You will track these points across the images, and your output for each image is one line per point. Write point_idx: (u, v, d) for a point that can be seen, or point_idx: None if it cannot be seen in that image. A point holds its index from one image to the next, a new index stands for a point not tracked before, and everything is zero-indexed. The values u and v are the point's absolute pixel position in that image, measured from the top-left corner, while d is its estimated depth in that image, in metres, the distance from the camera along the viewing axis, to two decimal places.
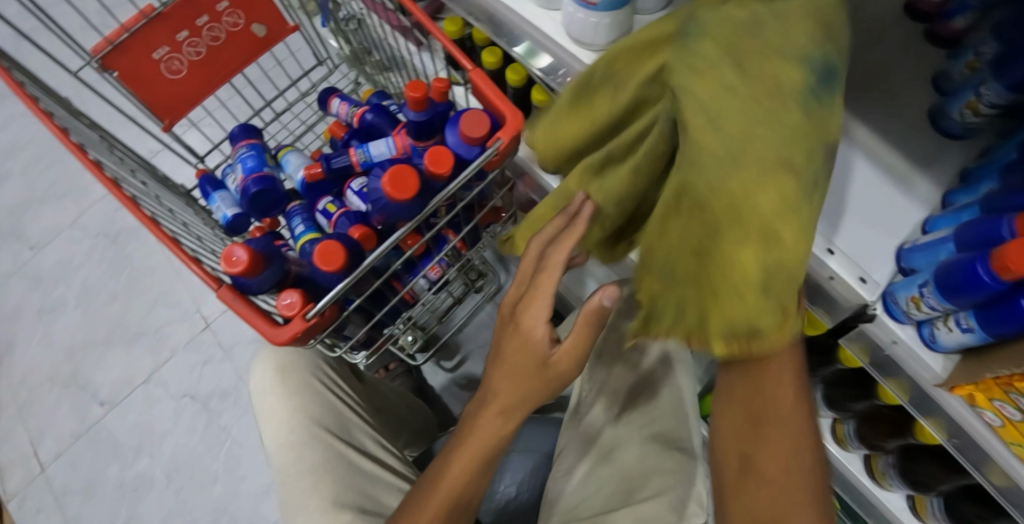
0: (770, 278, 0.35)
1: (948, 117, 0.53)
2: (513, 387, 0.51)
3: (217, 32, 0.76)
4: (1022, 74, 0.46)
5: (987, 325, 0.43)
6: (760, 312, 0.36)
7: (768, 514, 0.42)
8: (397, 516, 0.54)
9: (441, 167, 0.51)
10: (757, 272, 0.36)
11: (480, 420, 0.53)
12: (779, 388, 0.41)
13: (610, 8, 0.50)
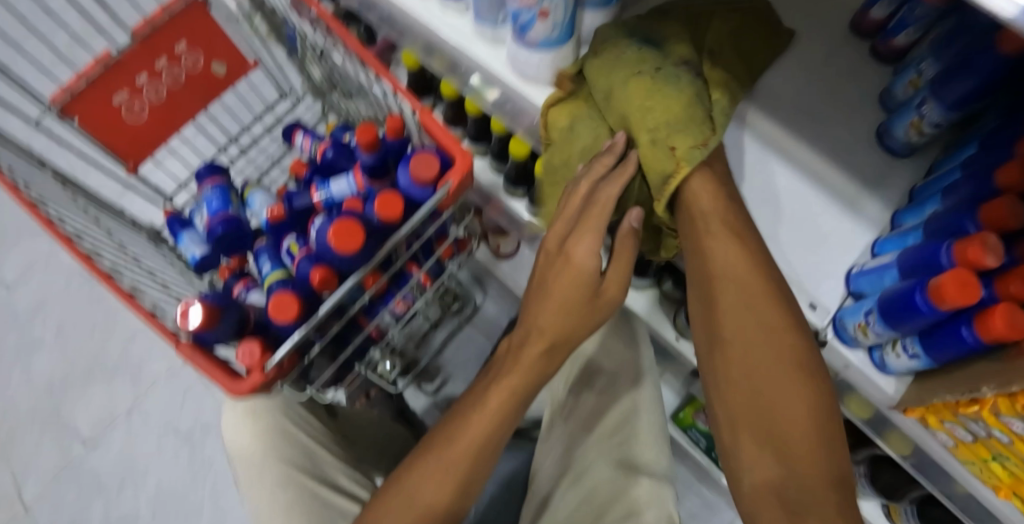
0: (673, 137, 0.46)
1: (892, 135, 0.54)
2: (559, 321, 0.54)
3: (177, 73, 0.77)
4: (961, 92, 0.47)
5: (931, 351, 0.43)
6: (671, 164, 0.46)
7: (775, 424, 0.42)
8: (430, 452, 0.55)
9: (391, 212, 0.52)
10: (661, 134, 0.46)
11: (525, 352, 0.55)
12: (745, 294, 0.46)
13: (552, 46, 0.51)
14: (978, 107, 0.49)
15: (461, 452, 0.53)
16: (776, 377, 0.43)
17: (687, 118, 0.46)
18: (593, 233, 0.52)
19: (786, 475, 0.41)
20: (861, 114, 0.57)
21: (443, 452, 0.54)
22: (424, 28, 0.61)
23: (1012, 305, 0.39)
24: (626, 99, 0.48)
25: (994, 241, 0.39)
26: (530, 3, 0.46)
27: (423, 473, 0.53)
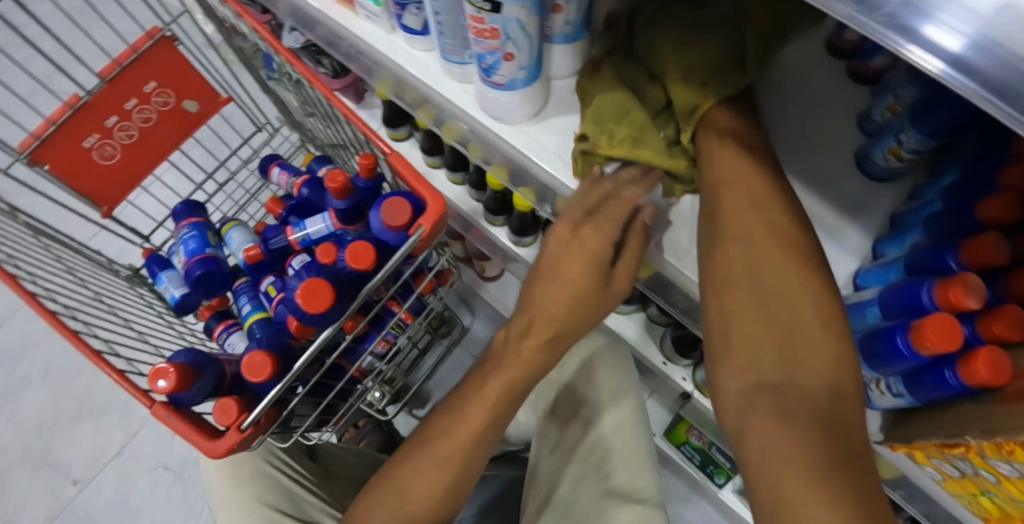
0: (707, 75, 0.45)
1: (871, 161, 0.52)
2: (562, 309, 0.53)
3: (147, 113, 0.75)
4: (940, 121, 0.46)
5: (915, 391, 0.42)
6: (698, 97, 0.45)
7: (775, 373, 0.37)
8: (425, 443, 0.56)
9: (362, 263, 0.52)
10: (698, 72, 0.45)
11: (524, 345, 0.55)
12: (764, 226, 0.41)
13: (518, 86, 0.50)
14: (957, 133, 0.47)
15: (457, 443, 0.55)
16: (789, 291, 0.38)
17: (725, 57, 0.46)
18: (608, 230, 0.50)
19: (786, 379, 0.36)
20: (839, 139, 0.55)
21: (436, 447, 0.55)
22: (392, 63, 0.60)
23: (995, 348, 0.38)
24: (662, 42, 0.47)
25: (976, 282, 0.38)
26: (493, 46, 0.45)
27: (417, 467, 0.55)
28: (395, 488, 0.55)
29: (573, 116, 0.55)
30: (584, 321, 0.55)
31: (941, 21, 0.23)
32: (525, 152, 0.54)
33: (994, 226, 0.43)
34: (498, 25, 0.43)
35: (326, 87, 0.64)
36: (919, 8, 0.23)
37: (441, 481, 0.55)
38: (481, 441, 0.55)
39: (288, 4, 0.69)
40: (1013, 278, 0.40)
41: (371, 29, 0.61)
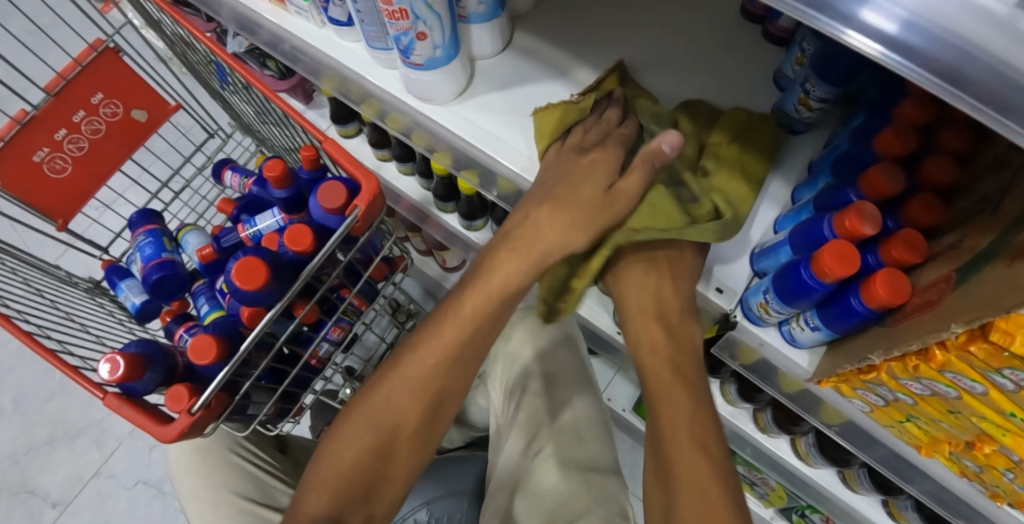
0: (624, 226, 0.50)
1: (786, 114, 0.54)
2: (553, 225, 0.52)
3: (96, 125, 0.76)
4: (843, 67, 0.47)
5: (830, 323, 0.44)
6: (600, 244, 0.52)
7: None
8: (399, 364, 0.57)
9: (301, 244, 0.53)
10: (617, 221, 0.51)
11: (499, 256, 0.54)
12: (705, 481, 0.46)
13: (437, 66, 0.52)
14: (859, 80, 0.48)
15: (430, 364, 0.55)
16: None
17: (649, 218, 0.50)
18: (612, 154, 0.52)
19: None
20: (756, 95, 0.57)
21: (400, 393, 0.56)
22: (324, 56, 0.62)
23: (892, 269, 0.40)
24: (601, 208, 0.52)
25: (869, 209, 0.41)
26: (405, 27, 0.47)
27: (382, 418, 0.56)
28: (364, 433, 0.56)
29: (497, 92, 0.57)
30: (573, 239, 0.51)
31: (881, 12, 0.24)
32: (451, 129, 0.56)
33: (890, 159, 0.45)
34: (406, 5, 0.45)
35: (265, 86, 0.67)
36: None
37: (407, 429, 0.57)
38: (449, 380, 0.56)
39: (233, 13, 0.69)
40: (909, 205, 0.43)
41: (303, 24, 0.63)
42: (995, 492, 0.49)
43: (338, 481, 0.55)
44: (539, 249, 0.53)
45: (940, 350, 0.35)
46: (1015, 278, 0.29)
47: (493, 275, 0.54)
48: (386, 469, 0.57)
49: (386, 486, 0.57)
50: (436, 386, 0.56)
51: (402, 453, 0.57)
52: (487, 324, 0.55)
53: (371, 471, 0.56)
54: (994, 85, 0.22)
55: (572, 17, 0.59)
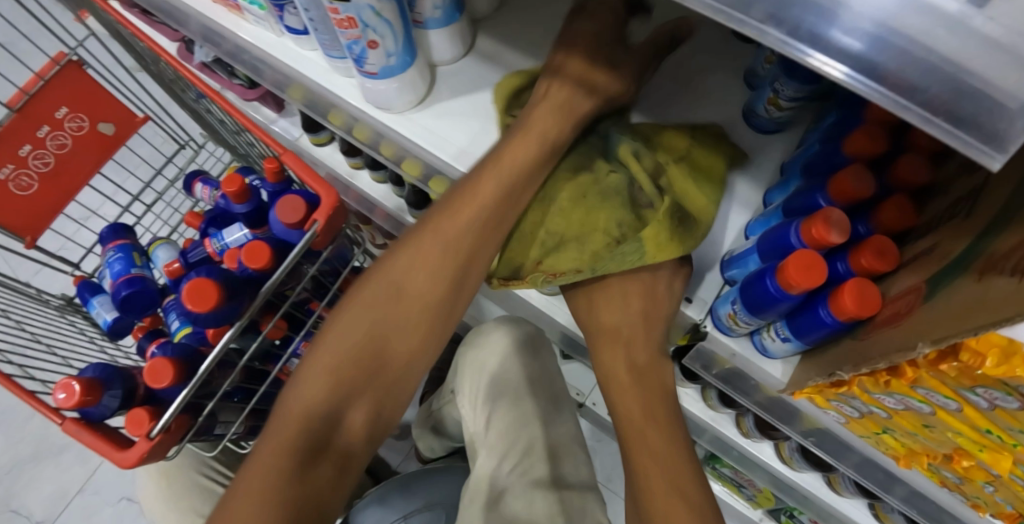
0: (544, 256, 0.51)
1: (757, 114, 0.52)
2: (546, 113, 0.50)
3: (62, 139, 0.75)
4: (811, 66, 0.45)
5: (799, 334, 0.42)
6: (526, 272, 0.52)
7: None
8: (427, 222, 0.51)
9: (259, 261, 0.52)
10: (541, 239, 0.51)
11: (534, 114, 0.50)
12: None
13: (392, 74, 0.50)
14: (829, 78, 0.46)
15: (461, 222, 0.50)
16: None
17: (575, 248, 0.49)
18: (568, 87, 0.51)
19: None
20: (726, 95, 0.55)
21: (414, 275, 0.50)
22: (284, 66, 0.60)
23: (861, 279, 0.38)
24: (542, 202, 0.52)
25: (837, 215, 0.39)
26: (355, 35, 0.45)
27: (392, 302, 0.50)
28: (376, 306, 0.50)
29: (458, 99, 0.55)
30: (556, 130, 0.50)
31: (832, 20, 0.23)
32: (411, 139, 0.54)
33: (860, 160, 0.43)
34: (353, 14, 0.43)
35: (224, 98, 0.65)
36: (822, 13, 0.23)
37: (429, 296, 0.50)
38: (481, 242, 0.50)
39: (198, 25, 0.68)
40: (881, 209, 0.40)
41: (262, 33, 0.62)
42: (976, 503, 0.47)
43: (334, 371, 0.49)
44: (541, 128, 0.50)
45: (911, 367, 0.34)
46: (985, 295, 0.27)
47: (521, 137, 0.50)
48: (393, 352, 0.51)
49: (393, 382, 0.51)
50: (466, 248, 0.50)
51: (413, 346, 0.51)
52: (505, 202, 0.49)
53: (374, 366, 0.50)
54: (947, 94, 0.21)
55: (536, 19, 0.57)
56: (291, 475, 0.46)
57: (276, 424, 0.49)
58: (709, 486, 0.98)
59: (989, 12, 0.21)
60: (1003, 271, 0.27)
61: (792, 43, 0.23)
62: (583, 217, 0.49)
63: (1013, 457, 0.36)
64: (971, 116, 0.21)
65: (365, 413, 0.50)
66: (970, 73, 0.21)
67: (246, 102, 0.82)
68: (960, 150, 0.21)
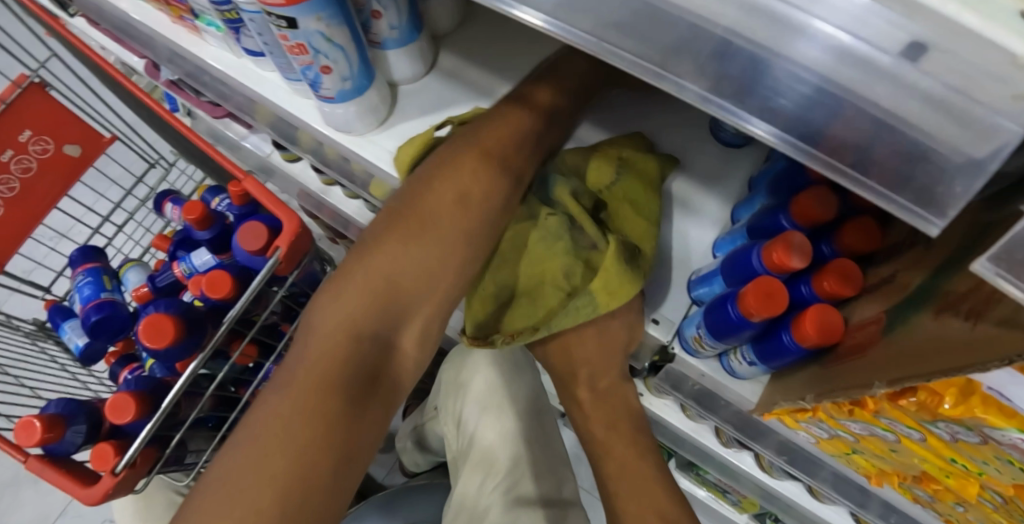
0: (495, 310, 0.49)
1: (722, 128, 0.51)
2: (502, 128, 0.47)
3: (27, 163, 0.73)
4: None
5: (764, 358, 0.41)
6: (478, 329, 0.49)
7: None
8: (436, 164, 0.45)
9: (220, 291, 0.51)
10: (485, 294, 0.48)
11: (502, 115, 0.47)
12: None
13: (349, 97, 0.49)
14: None
15: (473, 157, 0.45)
16: None
17: (526, 302, 0.47)
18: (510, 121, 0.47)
19: None
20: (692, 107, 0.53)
21: (467, 187, 0.44)
22: (245, 87, 0.59)
23: (824, 305, 0.37)
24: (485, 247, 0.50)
25: (798, 240, 0.38)
26: (307, 61, 0.44)
27: (445, 214, 0.44)
28: (389, 251, 0.43)
29: (420, 119, 0.54)
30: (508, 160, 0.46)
31: (764, 75, 0.23)
32: (373, 161, 0.53)
33: (821, 180, 0.42)
34: (303, 40, 0.42)
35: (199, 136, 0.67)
36: (750, 58, 0.22)
37: (452, 231, 0.43)
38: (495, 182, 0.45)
39: (164, 49, 0.66)
40: (845, 230, 0.39)
41: (221, 54, 0.60)
42: (950, 519, 0.47)
43: (377, 290, 0.42)
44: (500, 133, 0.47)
45: (872, 399, 0.33)
46: (934, 338, 0.26)
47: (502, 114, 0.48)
48: (412, 303, 0.42)
49: (441, 306, 0.44)
50: (482, 190, 0.45)
51: (467, 267, 0.44)
52: (506, 159, 0.46)
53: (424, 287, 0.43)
54: (890, 153, 0.21)
55: (497, 35, 0.56)
56: (335, 414, 0.37)
57: (304, 352, 0.40)
58: (694, 491, 0.98)
59: (928, 66, 0.18)
60: (957, 313, 0.25)
61: (714, 99, 0.24)
62: (532, 268, 0.47)
63: (979, 483, 0.36)
64: (909, 176, 0.21)
65: (412, 340, 0.43)
66: (908, 129, 0.20)
67: (216, 120, 0.81)
68: (897, 212, 0.21)
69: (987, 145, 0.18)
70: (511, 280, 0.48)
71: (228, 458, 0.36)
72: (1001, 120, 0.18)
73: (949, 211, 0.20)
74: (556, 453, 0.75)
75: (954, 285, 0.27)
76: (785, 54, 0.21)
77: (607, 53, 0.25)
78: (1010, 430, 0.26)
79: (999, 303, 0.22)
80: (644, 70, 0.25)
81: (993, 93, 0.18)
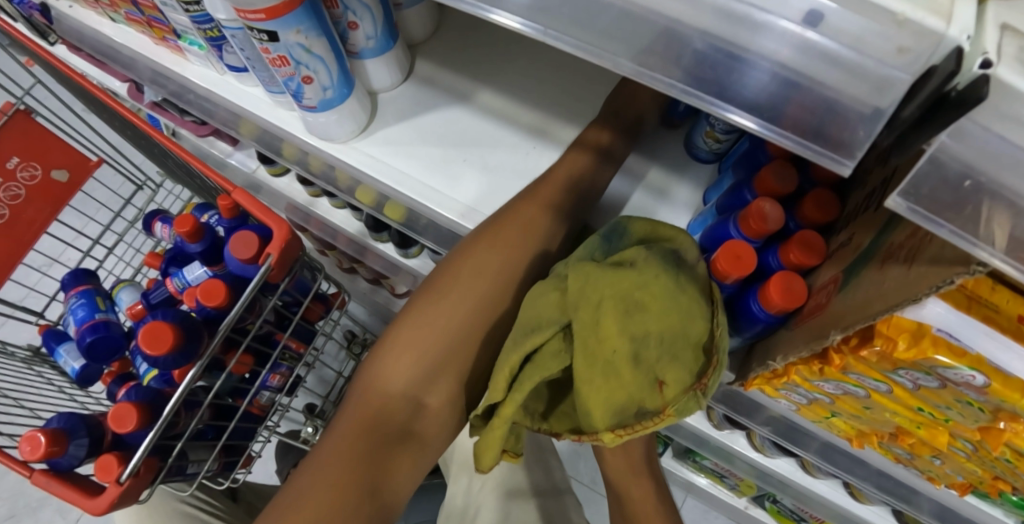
0: (661, 369, 0.36)
1: (696, 146, 0.52)
2: (539, 204, 0.49)
3: (15, 191, 0.73)
4: None
5: (740, 329, 0.44)
6: (654, 403, 0.36)
7: None
8: (474, 239, 0.50)
9: (215, 299, 0.53)
10: (643, 355, 0.36)
11: (536, 191, 0.50)
12: None
13: (330, 106, 0.51)
14: None
15: (504, 237, 0.49)
16: None
17: (684, 346, 0.36)
18: (544, 201, 0.50)
19: None
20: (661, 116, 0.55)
21: (489, 266, 0.48)
22: (228, 103, 0.61)
23: (789, 272, 0.40)
24: (612, 296, 0.37)
25: (770, 209, 0.40)
26: (289, 73, 0.46)
27: (467, 291, 0.48)
28: (421, 326, 0.49)
29: (400, 125, 0.56)
30: (539, 227, 0.49)
31: (687, 49, 0.26)
32: (357, 167, 0.55)
33: (781, 158, 0.45)
34: (284, 52, 0.44)
35: (185, 152, 0.69)
36: (675, 36, 0.26)
37: (473, 309, 0.48)
38: (519, 260, 0.49)
39: (146, 70, 0.68)
40: (805, 203, 0.42)
41: (203, 71, 0.62)
42: (931, 476, 0.49)
43: (411, 360, 0.48)
44: (539, 206, 0.49)
45: (837, 355, 0.35)
46: (881, 284, 0.28)
47: (548, 181, 0.50)
48: (442, 372, 0.48)
49: (466, 378, 0.49)
50: (508, 268, 0.49)
51: (488, 341, 0.49)
52: (536, 237, 0.49)
53: (449, 358, 0.48)
54: (812, 111, 0.24)
55: (469, 42, 0.59)
56: (356, 464, 0.46)
57: (349, 408, 0.49)
58: (694, 481, 0.99)
59: (827, 32, 0.22)
60: (898, 259, 0.28)
61: (647, 73, 0.28)
62: (647, 299, 0.36)
63: (949, 432, 0.38)
64: (821, 127, 0.25)
65: (441, 404, 0.49)
66: (820, 87, 0.23)
67: (200, 139, 0.82)
68: (815, 158, 0.25)
69: (887, 96, 0.22)
70: (637, 318, 0.36)
71: (288, 485, 0.47)
72: (892, 73, 0.21)
73: (857, 152, 0.24)
74: (542, 444, 0.80)
75: (895, 237, 0.30)
76: (710, 30, 0.25)
77: (551, 38, 0.30)
78: (963, 367, 0.29)
79: (935, 244, 0.25)
80: (585, 51, 0.29)
81: (879, 48, 0.21)
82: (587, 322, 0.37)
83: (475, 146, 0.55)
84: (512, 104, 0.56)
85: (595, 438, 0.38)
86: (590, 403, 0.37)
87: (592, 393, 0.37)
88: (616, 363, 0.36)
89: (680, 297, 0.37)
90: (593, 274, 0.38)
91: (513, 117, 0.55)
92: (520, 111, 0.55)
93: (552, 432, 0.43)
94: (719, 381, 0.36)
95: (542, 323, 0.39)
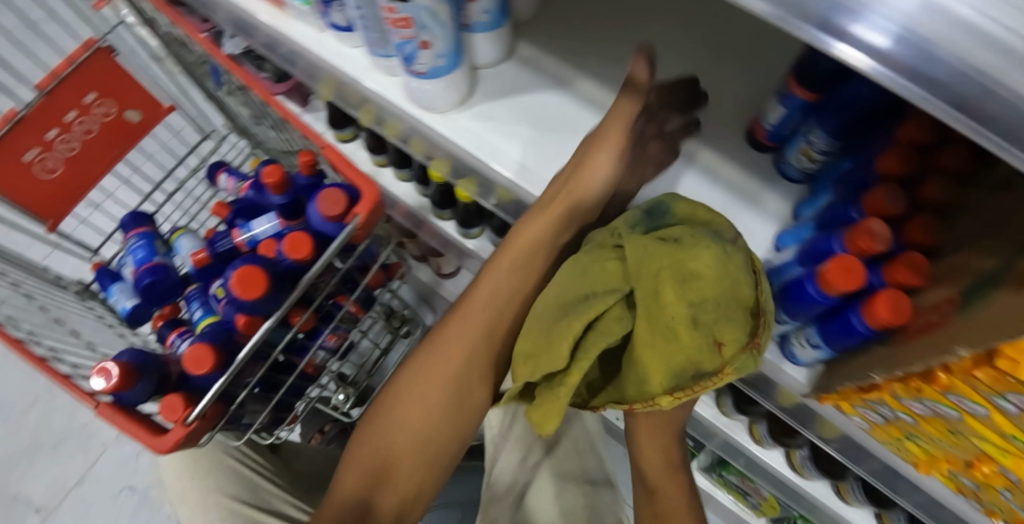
0: (719, 329, 0.36)
1: (786, 161, 0.52)
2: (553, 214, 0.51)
3: (89, 125, 0.74)
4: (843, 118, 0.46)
5: (831, 342, 0.45)
6: (712, 364, 0.36)
7: None
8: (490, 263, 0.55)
9: (301, 251, 0.54)
10: (701, 318, 0.36)
11: (558, 193, 0.51)
12: None
13: (440, 75, 0.52)
14: (863, 131, 0.47)
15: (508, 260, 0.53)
16: None
17: (736, 306, 0.36)
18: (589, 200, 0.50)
19: None
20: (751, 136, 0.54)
21: (493, 285, 0.54)
22: (323, 61, 0.61)
23: (895, 291, 0.40)
24: (667, 268, 0.37)
25: (879, 228, 0.41)
26: (408, 35, 0.46)
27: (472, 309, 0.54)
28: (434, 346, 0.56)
29: (494, 103, 0.57)
30: None
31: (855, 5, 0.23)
32: (451, 139, 0.55)
33: (889, 179, 0.44)
34: (410, 14, 0.44)
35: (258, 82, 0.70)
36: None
37: (475, 326, 0.54)
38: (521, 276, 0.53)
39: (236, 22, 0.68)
40: (907, 226, 0.43)
41: (301, 28, 0.62)
42: (991, 509, 0.49)
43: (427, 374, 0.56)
44: (557, 214, 0.50)
45: (943, 374, 0.35)
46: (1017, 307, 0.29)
47: (577, 176, 0.49)
48: (453, 375, 0.55)
49: (476, 378, 0.55)
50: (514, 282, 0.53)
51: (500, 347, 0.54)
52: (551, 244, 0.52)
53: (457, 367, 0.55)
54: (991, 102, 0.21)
55: (571, 27, 0.58)
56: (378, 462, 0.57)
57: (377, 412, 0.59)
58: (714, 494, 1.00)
59: None
60: None
61: (797, 22, 0.24)
62: (693, 271, 0.36)
63: None
64: (1000, 120, 0.21)
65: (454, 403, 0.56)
66: (1005, 86, 0.20)
67: None
68: (995, 153, 0.22)
69: None
70: (687, 288, 0.36)
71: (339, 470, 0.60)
72: None
73: None
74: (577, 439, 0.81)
75: None
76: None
77: None
78: None
79: None
80: None
81: None
82: (649, 291, 0.38)
83: (572, 133, 0.55)
84: (611, 94, 0.56)
85: (650, 403, 0.39)
86: (648, 368, 0.37)
87: (652, 356, 0.37)
88: (674, 328, 0.36)
89: (724, 266, 0.36)
90: (645, 246, 0.39)
91: (611, 108, 0.55)
92: (616, 103, 0.55)
93: (594, 407, 0.45)
94: (768, 338, 0.37)
95: (600, 289, 0.39)
